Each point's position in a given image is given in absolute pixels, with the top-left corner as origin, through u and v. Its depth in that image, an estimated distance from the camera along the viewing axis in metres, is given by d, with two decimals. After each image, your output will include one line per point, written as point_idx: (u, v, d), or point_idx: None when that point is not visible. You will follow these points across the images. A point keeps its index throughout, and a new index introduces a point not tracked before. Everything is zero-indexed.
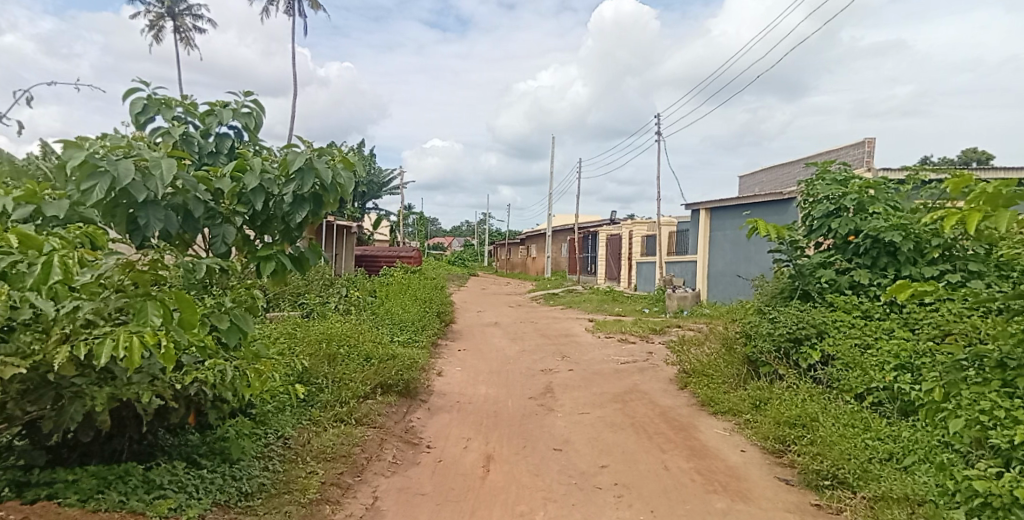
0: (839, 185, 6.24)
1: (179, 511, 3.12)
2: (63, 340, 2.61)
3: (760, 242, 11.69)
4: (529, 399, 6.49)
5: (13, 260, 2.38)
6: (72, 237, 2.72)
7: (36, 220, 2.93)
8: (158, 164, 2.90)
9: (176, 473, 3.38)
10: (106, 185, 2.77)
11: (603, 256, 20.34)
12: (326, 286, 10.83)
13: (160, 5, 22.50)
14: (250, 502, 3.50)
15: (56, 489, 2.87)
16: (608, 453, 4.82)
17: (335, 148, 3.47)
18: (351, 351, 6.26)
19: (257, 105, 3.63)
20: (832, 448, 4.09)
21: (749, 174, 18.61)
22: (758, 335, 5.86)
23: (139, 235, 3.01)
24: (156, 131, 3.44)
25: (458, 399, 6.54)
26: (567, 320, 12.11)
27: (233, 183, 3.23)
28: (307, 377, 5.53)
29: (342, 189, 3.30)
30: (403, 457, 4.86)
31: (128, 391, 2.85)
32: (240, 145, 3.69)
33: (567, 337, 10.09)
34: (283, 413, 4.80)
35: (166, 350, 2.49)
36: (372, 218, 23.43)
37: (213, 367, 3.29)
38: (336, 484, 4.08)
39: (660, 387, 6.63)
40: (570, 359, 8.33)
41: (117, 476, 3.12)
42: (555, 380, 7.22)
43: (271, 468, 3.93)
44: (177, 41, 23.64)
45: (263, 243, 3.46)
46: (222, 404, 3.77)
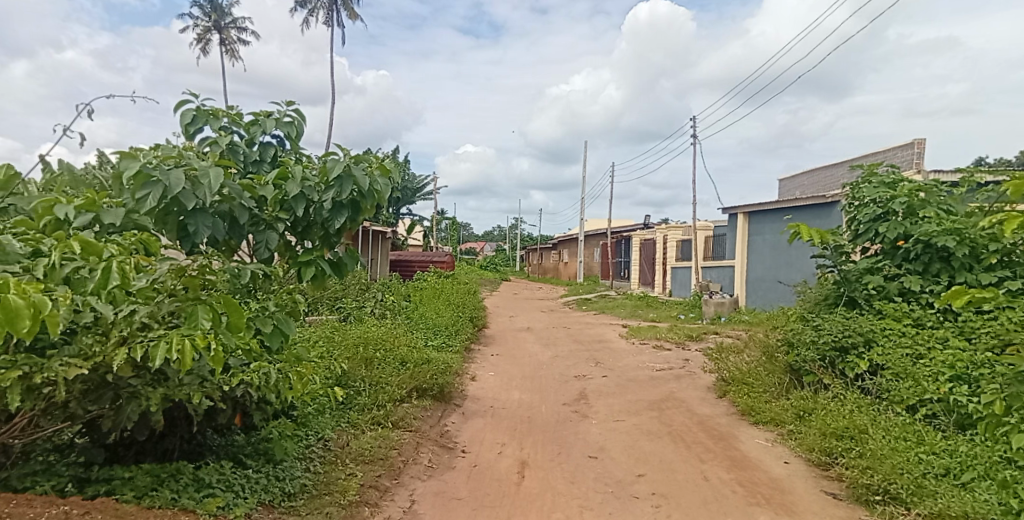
0: (887, 188, 6.04)
1: (227, 509, 3.21)
2: (120, 343, 2.67)
3: (802, 247, 11.40)
4: (563, 405, 6.46)
5: (75, 265, 2.51)
6: (127, 243, 2.84)
7: (95, 228, 3.07)
8: (206, 173, 3.01)
9: (223, 472, 3.48)
10: (159, 194, 2.90)
11: (637, 261, 20.15)
12: (362, 290, 11.02)
13: (206, 18, 23.35)
14: (293, 503, 3.58)
15: (113, 485, 2.99)
16: (645, 462, 4.77)
17: (372, 155, 3.55)
18: (387, 355, 6.35)
19: (299, 114, 3.74)
20: (883, 462, 3.95)
21: (789, 178, 18.19)
22: (801, 343, 5.70)
23: (188, 241, 3.14)
24: (205, 141, 3.57)
25: (491, 404, 6.56)
26: (600, 326, 12.03)
27: (276, 190, 3.35)
28: (345, 380, 5.65)
29: (379, 195, 3.37)
30: (439, 461, 4.90)
31: (179, 392, 2.95)
32: (282, 153, 3.80)
33: (600, 343, 10.02)
34: (323, 416, 4.91)
35: (215, 353, 2.58)
36: (406, 223, 23.75)
37: (258, 369, 3.39)
38: (375, 487, 4.14)
39: (697, 395, 6.53)
40: (604, 365, 8.26)
41: (169, 474, 3.23)
42: (589, 386, 7.17)
43: (312, 469, 4.02)
44: (222, 53, 24.46)
45: (304, 249, 3.56)
46: (266, 406, 3.88)
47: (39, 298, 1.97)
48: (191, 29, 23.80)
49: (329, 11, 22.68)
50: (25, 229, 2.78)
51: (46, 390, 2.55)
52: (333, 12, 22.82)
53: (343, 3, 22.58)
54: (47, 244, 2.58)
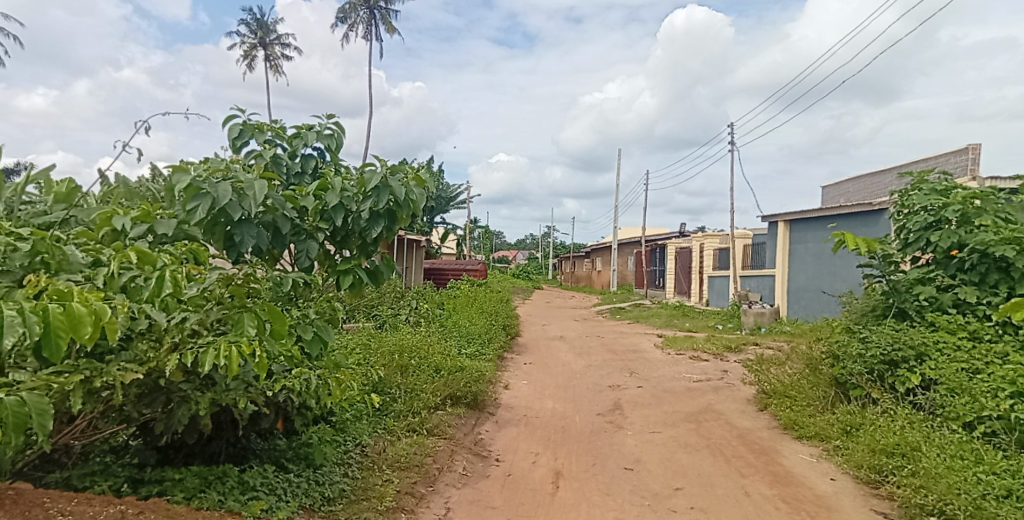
0: (938, 195, 5.83)
1: (270, 512, 3.29)
2: (173, 349, 2.78)
3: (847, 256, 11.08)
4: (597, 415, 6.41)
5: (131, 274, 2.60)
6: (179, 253, 2.96)
7: (149, 238, 3.21)
8: (252, 185, 3.13)
9: (266, 476, 3.57)
10: (208, 206, 3.03)
11: (673, 270, 19.89)
12: (397, 298, 11.19)
13: (253, 36, 24.19)
14: (332, 507, 3.65)
15: (165, 486, 3.10)
16: (682, 475, 4.69)
17: (408, 165, 3.62)
18: (421, 362, 6.42)
19: (339, 128, 3.84)
20: (937, 481, 3.79)
21: (833, 185, 17.71)
22: (847, 356, 5.53)
23: (234, 251, 3.26)
24: (250, 154, 3.70)
25: (525, 413, 6.54)
26: (635, 335, 11.90)
27: (316, 200, 3.43)
28: (381, 387, 5.73)
29: (414, 205, 3.43)
30: (473, 469, 4.92)
31: (227, 397, 3.04)
32: (323, 164, 3.90)
33: (634, 352, 9.90)
34: (360, 421, 4.99)
35: (260, 359, 2.67)
36: (441, 232, 23.98)
37: (299, 375, 3.47)
38: (411, 493, 4.17)
39: (737, 407, 6.38)
40: (639, 376, 8.16)
41: (216, 477, 3.33)
42: (624, 396, 7.09)
43: (350, 474, 4.09)
44: (266, 69, 25.31)
45: (343, 258, 3.63)
46: (306, 411, 3.96)
47: (99, 305, 2.06)
48: (238, 46, 24.70)
49: (368, 25, 23.22)
50: (86, 240, 2.92)
51: (104, 394, 2.66)
52: (372, 27, 23.37)
53: (381, 18, 23.10)
54: (106, 254, 2.70)
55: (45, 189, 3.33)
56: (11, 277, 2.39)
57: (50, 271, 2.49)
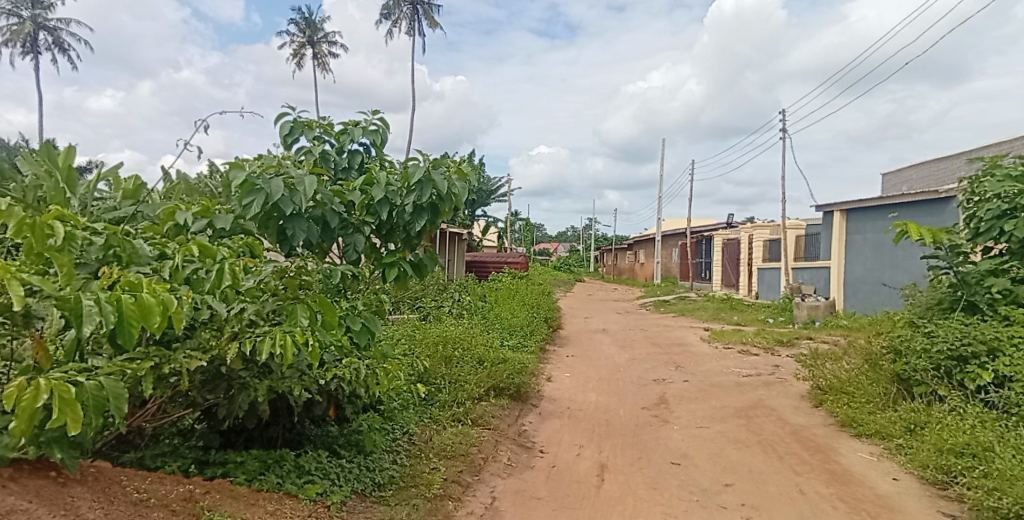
0: (1014, 181, 5.50)
1: (325, 496, 3.40)
2: (233, 337, 2.88)
3: (910, 246, 10.62)
4: (642, 409, 6.35)
5: (193, 267, 2.73)
6: (236, 246, 3.08)
7: (209, 232, 3.34)
8: (302, 180, 3.22)
9: (320, 461, 3.68)
10: (262, 201, 3.14)
11: (719, 262, 19.48)
12: (439, 290, 11.32)
13: (302, 35, 24.77)
14: (383, 493, 3.74)
15: (228, 468, 3.24)
16: (732, 471, 4.61)
17: (450, 159, 3.65)
18: (464, 354, 6.50)
19: (384, 123, 3.90)
20: (1011, 483, 3.60)
21: (896, 171, 16.96)
22: (910, 351, 5.33)
23: (287, 244, 3.38)
24: (301, 150, 3.80)
25: (568, 405, 6.54)
26: (680, 329, 11.70)
27: (362, 194, 3.49)
28: (426, 377, 5.83)
29: (457, 199, 3.47)
30: (518, 460, 4.95)
31: (282, 384, 3.15)
32: (368, 159, 3.97)
33: (680, 346, 9.75)
34: (407, 411, 5.09)
35: (313, 349, 2.77)
36: (482, 224, 24.11)
37: (349, 364, 3.56)
38: (457, 482, 4.24)
39: (789, 403, 6.22)
40: (684, 369, 8.04)
41: (274, 460, 3.45)
42: (669, 390, 7.00)
43: (399, 462, 4.18)
44: (315, 67, 25.92)
45: (388, 250, 3.70)
46: (357, 399, 4.05)
47: (167, 296, 2.16)
48: (288, 45, 25.37)
49: (411, 21, 23.48)
50: (152, 234, 3.06)
51: (173, 380, 2.78)
52: (416, 22, 23.61)
53: (424, 13, 23.31)
54: (170, 248, 2.83)
55: (115, 186, 3.51)
56: (88, 269, 2.51)
57: (122, 263, 2.61)
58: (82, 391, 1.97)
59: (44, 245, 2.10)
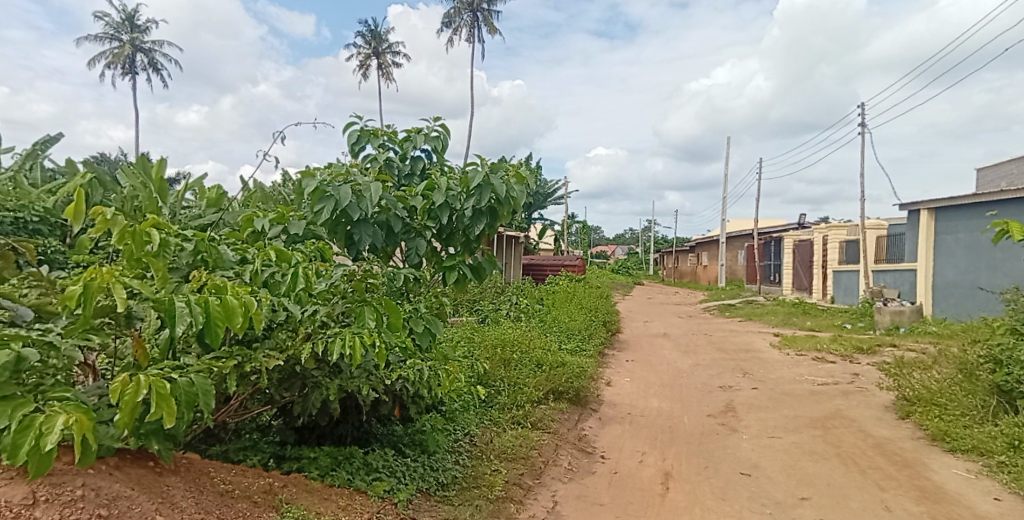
0: None
1: (392, 493, 3.51)
2: (307, 338, 3.00)
3: (1010, 247, 9.91)
4: (708, 416, 6.19)
5: (271, 270, 2.88)
6: (309, 251, 3.23)
7: (284, 237, 3.52)
8: (368, 187, 3.34)
9: (387, 459, 3.79)
10: (332, 207, 3.28)
11: (790, 264, 18.73)
12: (497, 294, 11.42)
13: (367, 46, 25.56)
14: (446, 492, 3.82)
15: (303, 463, 3.39)
16: (809, 484, 4.43)
17: (508, 163, 3.69)
18: (523, 356, 6.54)
19: (445, 129, 3.98)
20: None
21: (991, 167, 15.84)
22: (1014, 361, 5.00)
23: (354, 249, 3.51)
24: (367, 158, 3.94)
25: (629, 411, 6.45)
26: (747, 334, 11.32)
27: (424, 200, 3.58)
28: (486, 379, 5.91)
29: (515, 202, 3.51)
30: (579, 465, 4.92)
31: (351, 384, 3.28)
32: (430, 165, 4.07)
33: (748, 352, 9.44)
34: (467, 412, 5.17)
35: (380, 350, 2.86)
36: (540, 227, 24.11)
37: (413, 366, 3.65)
38: (518, 484, 4.26)
39: (872, 414, 5.91)
40: (753, 376, 7.78)
41: (344, 457, 3.58)
42: (737, 398, 6.79)
43: (461, 462, 4.25)
44: (379, 76, 26.70)
45: (448, 254, 3.78)
46: (420, 399, 4.14)
47: (248, 298, 2.28)
48: (355, 56, 26.26)
49: (471, 28, 23.82)
50: (234, 239, 3.25)
51: (253, 378, 2.93)
52: (475, 29, 23.94)
53: (484, 19, 23.61)
54: (250, 253, 2.99)
55: (200, 195, 3.75)
56: (179, 273, 2.70)
57: (209, 267, 2.78)
58: (176, 386, 2.12)
59: (143, 251, 2.27)
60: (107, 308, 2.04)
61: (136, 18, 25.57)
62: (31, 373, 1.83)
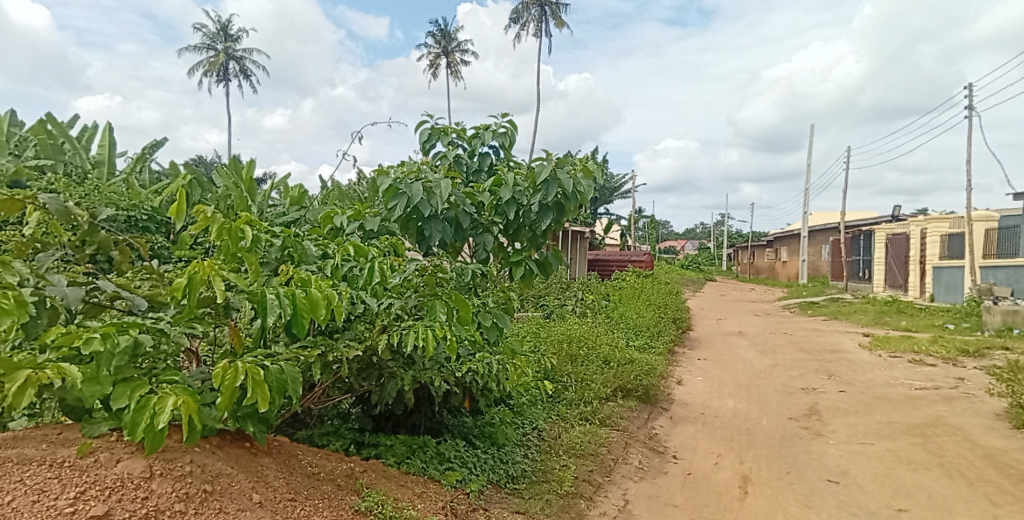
0: None
1: (464, 483, 3.59)
2: (382, 330, 3.11)
3: None
4: (790, 419, 5.95)
5: (350, 265, 3.01)
6: (384, 246, 3.34)
7: (360, 234, 3.66)
8: (439, 184, 3.42)
9: (459, 450, 3.89)
10: (405, 204, 3.39)
11: (881, 260, 17.64)
12: (563, 289, 11.39)
13: (437, 45, 26.05)
14: (516, 485, 3.86)
15: (381, 450, 3.52)
16: (908, 495, 4.20)
17: (575, 157, 3.69)
18: (590, 353, 6.52)
19: (513, 125, 4.01)
20: None
21: None
22: None
23: (425, 245, 3.60)
24: (437, 155, 4.04)
25: (702, 411, 6.30)
26: (833, 334, 10.78)
27: (492, 196, 3.62)
28: (553, 375, 5.94)
29: (582, 197, 3.51)
30: (650, 464, 4.86)
31: (424, 375, 3.37)
32: (498, 161, 4.12)
33: (835, 352, 8.99)
34: (535, 407, 5.21)
35: (451, 343, 2.93)
36: (608, 222, 23.85)
37: (482, 359, 3.72)
38: (588, 481, 4.25)
39: (980, 423, 5.52)
40: (839, 379, 7.42)
41: (418, 446, 3.70)
42: (822, 401, 6.50)
43: (530, 456, 4.30)
44: (447, 75, 27.14)
45: (515, 249, 3.81)
46: (490, 393, 4.20)
47: (330, 291, 2.39)
48: (425, 55, 26.78)
49: (539, 22, 23.79)
50: (316, 235, 3.42)
51: (335, 367, 3.06)
52: (543, 23, 23.91)
53: (552, 13, 23.53)
54: (331, 248, 3.13)
55: (284, 194, 3.97)
56: (269, 268, 2.87)
57: (295, 262, 2.94)
58: (269, 373, 2.26)
59: (238, 246, 2.43)
60: (208, 299, 2.20)
61: (227, 28, 27.20)
62: (146, 358, 2.00)
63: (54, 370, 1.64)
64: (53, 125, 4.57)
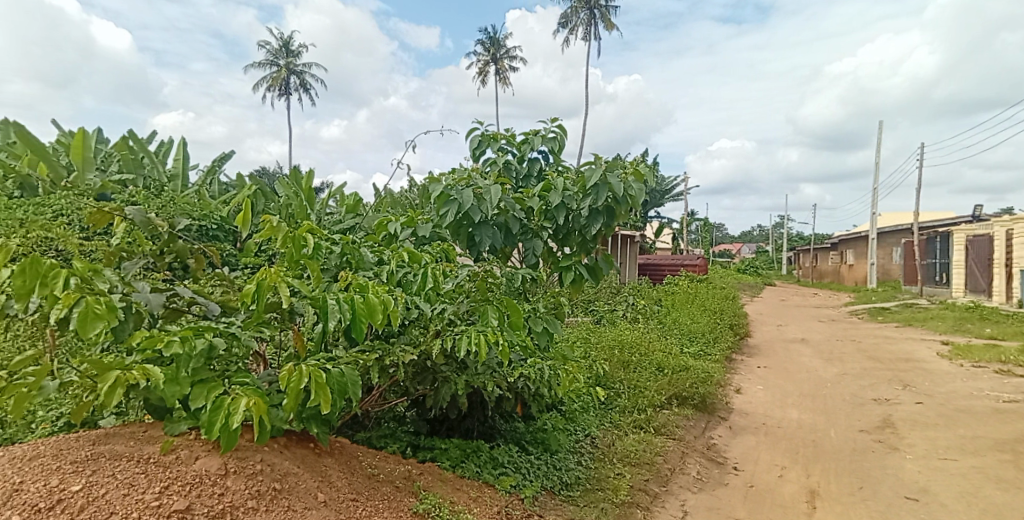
0: None
1: (518, 488, 3.60)
2: (436, 334, 3.15)
3: None
4: (861, 432, 5.70)
5: (404, 270, 3.07)
6: (436, 252, 3.40)
7: (413, 240, 3.74)
8: (489, 190, 3.45)
9: (512, 455, 3.90)
10: (456, 210, 3.45)
11: (960, 264, 16.68)
12: (613, 294, 11.28)
13: (486, 52, 26.31)
14: (571, 492, 3.84)
15: (436, 453, 3.58)
16: (997, 516, 3.95)
17: (625, 160, 3.66)
18: (643, 359, 6.43)
19: (562, 130, 4.01)
20: None
21: None
22: None
23: (475, 250, 3.63)
24: (487, 161, 4.08)
25: (764, 421, 6.12)
26: (906, 342, 10.26)
27: (541, 201, 3.62)
28: (605, 381, 5.88)
29: (633, 200, 3.47)
30: (709, 475, 4.75)
31: (477, 380, 3.41)
32: (547, 166, 4.12)
33: (910, 362, 8.56)
34: (587, 413, 5.17)
35: (503, 348, 2.95)
36: (659, 225, 23.47)
37: (534, 364, 3.72)
38: (644, 490, 4.19)
39: None
40: (915, 389, 7.06)
41: (472, 450, 3.73)
42: (896, 413, 6.19)
43: (583, 463, 4.27)
44: (496, 81, 27.35)
45: (564, 254, 3.80)
46: (542, 398, 4.20)
47: (386, 296, 2.45)
48: (474, 63, 27.08)
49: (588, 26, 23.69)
50: (372, 241, 3.52)
51: (391, 371, 3.12)
52: (592, 26, 23.80)
53: (601, 16, 23.39)
54: (386, 254, 3.21)
55: (341, 202, 4.09)
56: (329, 273, 2.97)
57: (352, 268, 3.03)
58: (331, 376, 2.33)
59: (300, 253, 2.53)
60: (274, 304, 2.29)
61: (288, 45, 28.33)
62: (220, 361, 2.10)
63: (140, 371, 1.75)
64: (134, 140, 4.89)
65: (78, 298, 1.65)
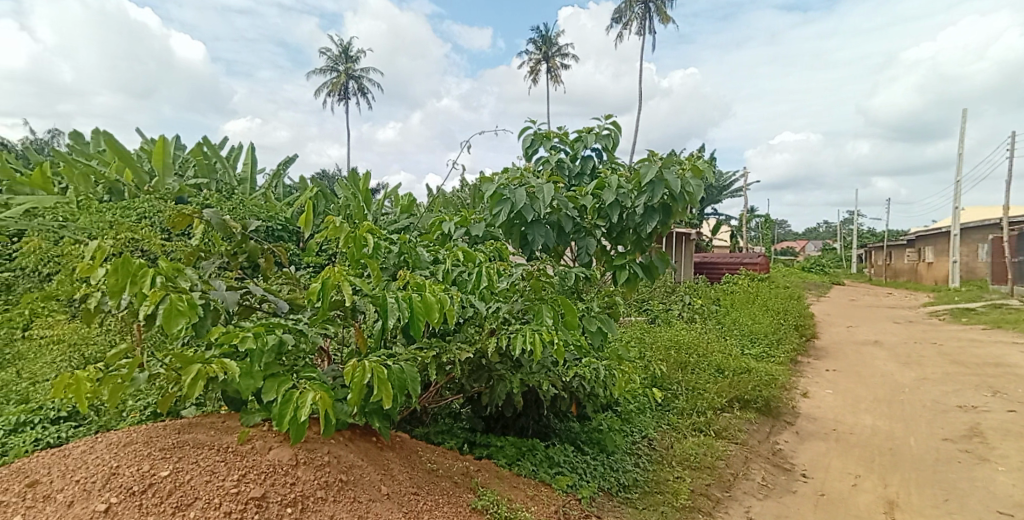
0: None
1: (575, 488, 3.58)
2: (491, 333, 3.17)
3: None
4: (945, 441, 5.39)
5: (459, 270, 3.10)
6: (489, 251, 3.43)
7: (467, 239, 3.78)
8: (542, 189, 3.46)
9: (568, 455, 3.89)
10: (509, 209, 3.46)
11: None
12: (668, 293, 11.07)
13: (538, 51, 26.28)
14: (629, 494, 3.80)
15: (492, 451, 3.61)
16: None
17: (682, 156, 3.59)
18: (701, 361, 6.29)
19: (617, 127, 3.97)
20: None
21: None
22: None
23: (528, 249, 3.64)
24: (540, 160, 4.08)
25: (834, 426, 5.87)
26: (996, 345, 9.61)
27: (594, 199, 3.60)
28: (662, 382, 5.78)
29: (691, 197, 3.39)
30: (775, 481, 4.59)
31: (532, 379, 3.41)
32: (601, 164, 4.09)
33: (999, 367, 8.02)
34: (644, 414, 5.09)
35: (558, 347, 2.95)
36: (716, 222, 22.87)
37: (588, 364, 3.68)
38: (706, 495, 4.10)
39: None
40: (1007, 397, 6.61)
41: (528, 449, 3.74)
42: (984, 422, 5.83)
43: (641, 465, 4.22)
44: (548, 79, 27.28)
45: (618, 252, 3.76)
46: (597, 399, 4.16)
47: (443, 295, 2.49)
48: (527, 62, 27.08)
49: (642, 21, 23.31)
50: (427, 241, 3.58)
51: (447, 368, 3.16)
52: (647, 21, 23.39)
53: (657, 10, 22.96)
54: (442, 254, 3.25)
55: (397, 203, 4.19)
56: (387, 272, 3.04)
57: (409, 267, 3.09)
58: (391, 372, 2.38)
59: (361, 252, 2.61)
60: (337, 303, 2.37)
61: (347, 51, 29.15)
62: (289, 356, 2.18)
63: (219, 365, 1.84)
64: (207, 147, 5.15)
65: (163, 295, 1.76)
